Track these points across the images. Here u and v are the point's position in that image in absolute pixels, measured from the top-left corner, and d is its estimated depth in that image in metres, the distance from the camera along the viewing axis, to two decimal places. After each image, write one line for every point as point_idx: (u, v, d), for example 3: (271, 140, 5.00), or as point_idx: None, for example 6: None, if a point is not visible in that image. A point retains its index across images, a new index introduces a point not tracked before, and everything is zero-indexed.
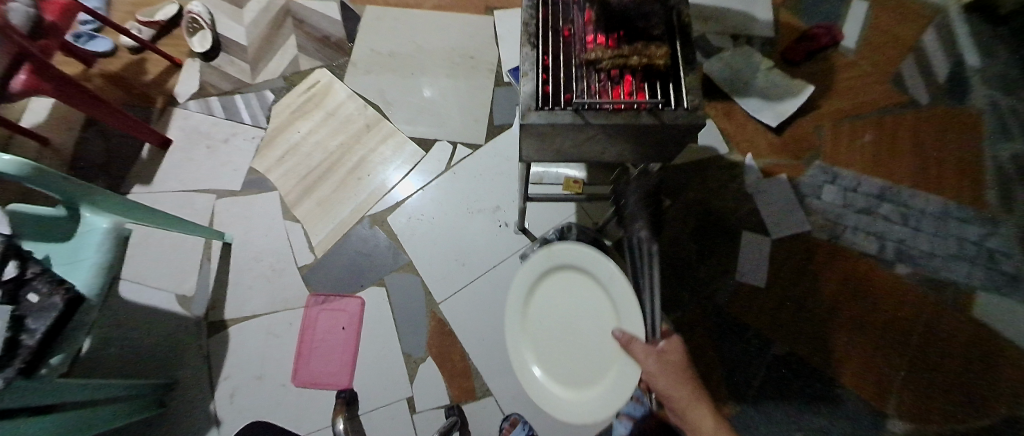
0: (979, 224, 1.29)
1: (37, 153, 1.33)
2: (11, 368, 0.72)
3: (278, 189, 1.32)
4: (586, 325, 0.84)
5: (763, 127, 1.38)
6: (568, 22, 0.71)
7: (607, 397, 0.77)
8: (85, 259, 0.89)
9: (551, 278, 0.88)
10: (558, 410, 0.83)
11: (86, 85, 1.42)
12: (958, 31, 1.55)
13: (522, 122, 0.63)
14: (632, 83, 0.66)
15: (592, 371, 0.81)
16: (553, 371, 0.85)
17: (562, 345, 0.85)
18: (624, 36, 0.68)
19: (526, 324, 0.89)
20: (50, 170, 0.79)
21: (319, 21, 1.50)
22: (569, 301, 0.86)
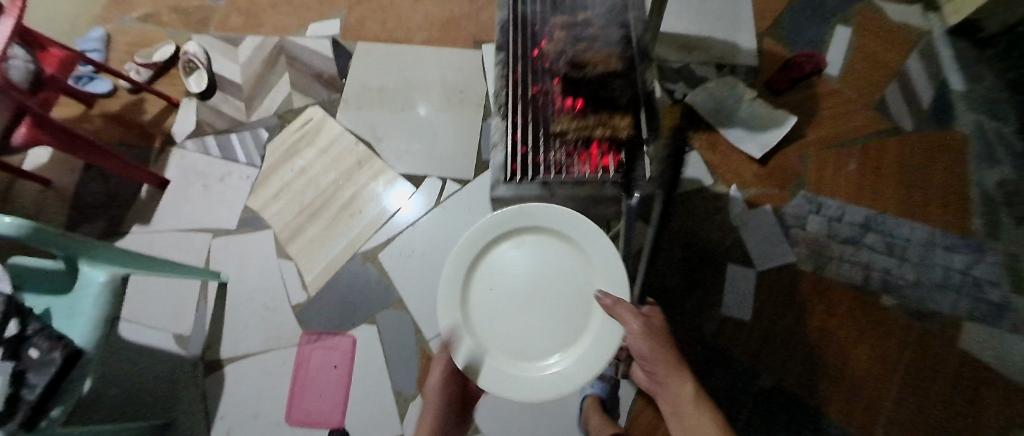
0: (965, 252, 1.29)
1: (39, 194, 1.37)
2: (12, 423, 0.78)
3: (272, 227, 1.35)
4: (555, 288, 0.76)
5: (747, 157, 1.41)
6: (539, 90, 0.85)
7: (594, 354, 0.70)
8: (83, 312, 0.90)
9: (510, 246, 0.79)
10: (531, 387, 0.70)
11: (87, 126, 1.46)
12: (942, 55, 1.56)
13: (494, 192, 0.82)
14: (598, 150, 0.80)
15: (562, 336, 0.73)
16: (516, 348, 0.74)
17: (530, 315, 0.75)
18: (589, 105, 0.82)
19: (488, 291, 0.77)
20: (50, 228, 0.82)
21: (311, 59, 1.54)
22: (533, 267, 0.78)
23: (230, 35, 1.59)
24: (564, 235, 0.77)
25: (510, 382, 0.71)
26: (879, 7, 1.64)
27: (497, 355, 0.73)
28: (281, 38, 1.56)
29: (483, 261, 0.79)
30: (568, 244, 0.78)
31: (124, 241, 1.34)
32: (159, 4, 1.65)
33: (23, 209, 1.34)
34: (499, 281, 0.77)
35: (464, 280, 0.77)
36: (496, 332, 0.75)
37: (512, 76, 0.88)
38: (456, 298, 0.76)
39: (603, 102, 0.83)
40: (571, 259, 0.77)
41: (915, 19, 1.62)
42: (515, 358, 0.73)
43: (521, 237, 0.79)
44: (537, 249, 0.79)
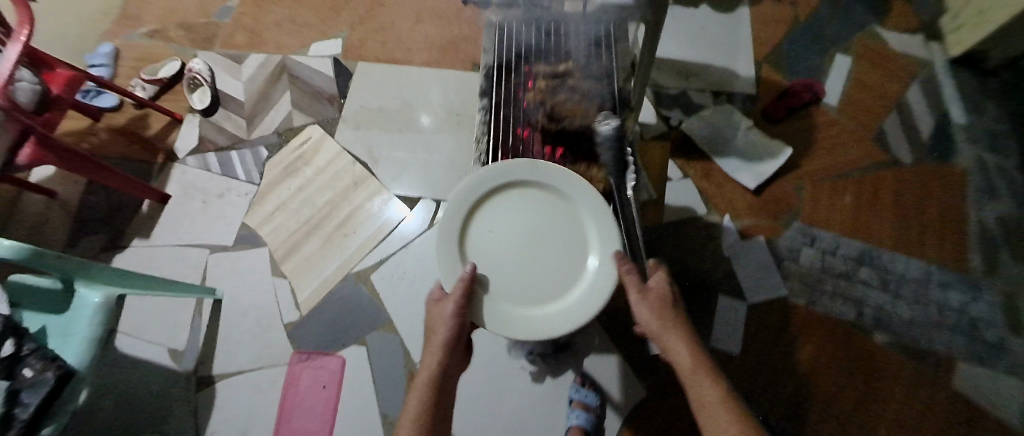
0: (961, 289, 1.27)
1: (44, 206, 1.40)
2: None
3: (267, 245, 1.38)
4: (549, 241, 0.75)
5: (741, 187, 1.40)
6: (519, 139, 0.92)
7: (589, 297, 0.70)
8: (76, 334, 0.91)
9: (513, 196, 0.77)
10: (528, 331, 0.69)
11: (93, 139, 1.50)
12: (943, 86, 1.55)
13: None
14: None
15: (551, 290, 0.72)
16: (504, 293, 0.72)
17: (525, 267, 0.73)
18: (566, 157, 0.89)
19: (485, 236, 0.75)
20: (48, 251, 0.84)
21: (312, 78, 1.56)
22: (525, 222, 0.76)
23: (235, 52, 1.63)
24: (557, 189, 0.76)
25: (505, 329, 0.69)
26: (878, 36, 1.63)
27: (491, 304, 0.71)
28: (284, 57, 1.59)
29: (475, 215, 0.76)
30: (561, 198, 0.76)
31: (124, 254, 1.37)
32: (166, 21, 1.70)
33: (27, 220, 1.37)
34: (491, 235, 0.75)
35: (457, 232, 0.74)
36: (490, 281, 0.73)
37: (495, 120, 0.95)
38: (448, 249, 0.73)
39: (582, 155, 0.89)
40: (564, 213, 0.76)
41: (916, 48, 1.61)
42: (507, 303, 0.72)
43: (514, 192, 0.77)
44: (530, 204, 0.77)
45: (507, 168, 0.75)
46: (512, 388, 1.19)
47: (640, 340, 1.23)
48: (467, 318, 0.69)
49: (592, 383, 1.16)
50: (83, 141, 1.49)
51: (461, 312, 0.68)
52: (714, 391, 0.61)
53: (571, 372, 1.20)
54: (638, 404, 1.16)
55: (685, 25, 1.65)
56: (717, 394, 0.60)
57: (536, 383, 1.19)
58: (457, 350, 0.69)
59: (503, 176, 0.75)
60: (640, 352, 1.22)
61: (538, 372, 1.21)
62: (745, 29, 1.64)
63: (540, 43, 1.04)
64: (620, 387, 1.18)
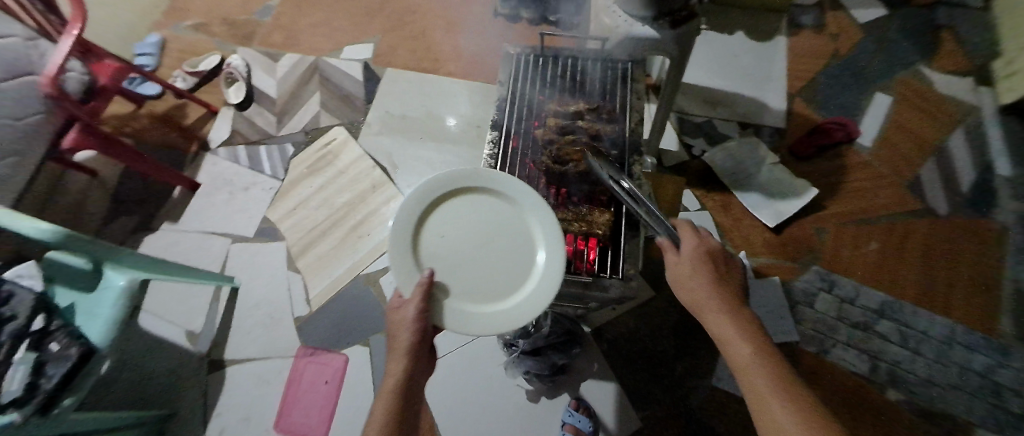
0: (987, 353, 1.20)
1: (86, 183, 1.49)
2: (29, 406, 0.81)
3: (285, 240, 1.43)
4: (499, 241, 0.72)
5: (760, 224, 1.37)
6: (523, 176, 0.92)
7: (544, 287, 0.68)
8: (101, 314, 0.91)
9: (458, 203, 0.74)
10: (491, 328, 0.66)
11: (135, 124, 1.59)
12: (990, 135, 1.47)
13: None
14: (573, 240, 0.85)
15: (507, 286, 0.70)
16: (462, 296, 0.68)
17: (479, 267, 0.70)
18: (570, 197, 0.89)
19: (434, 243, 0.71)
20: (79, 236, 0.90)
21: (342, 81, 1.62)
22: (475, 223, 0.73)
23: (272, 50, 1.70)
24: (500, 192, 0.74)
25: (470, 329, 0.65)
26: (923, 76, 1.56)
27: (450, 308, 0.66)
28: (317, 58, 1.65)
29: (424, 222, 0.72)
30: (505, 200, 0.75)
31: (153, 236, 1.44)
32: (211, 15, 1.78)
33: (69, 196, 1.46)
34: (443, 241, 0.71)
35: (409, 239, 0.69)
36: (450, 283, 0.68)
37: (502, 152, 0.94)
38: (401, 256, 0.68)
39: (585, 196, 0.89)
40: (510, 214, 0.74)
41: (963, 92, 1.53)
42: (464, 304, 0.67)
43: (460, 197, 0.74)
44: (476, 208, 0.74)
45: (451, 175, 0.73)
46: (506, 405, 1.19)
47: (639, 370, 1.21)
48: (430, 322, 0.64)
49: (586, 408, 1.15)
50: (125, 124, 1.58)
51: (421, 315, 0.62)
52: (745, 349, 0.53)
53: (567, 395, 1.19)
54: None
55: (717, 51, 1.62)
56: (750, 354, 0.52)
57: (530, 402, 1.19)
58: (423, 354, 0.61)
59: (449, 182, 0.73)
60: (638, 383, 1.20)
61: (534, 391, 1.21)
62: (779, 59, 1.59)
63: (555, 79, 1.05)
64: (615, 416, 1.16)
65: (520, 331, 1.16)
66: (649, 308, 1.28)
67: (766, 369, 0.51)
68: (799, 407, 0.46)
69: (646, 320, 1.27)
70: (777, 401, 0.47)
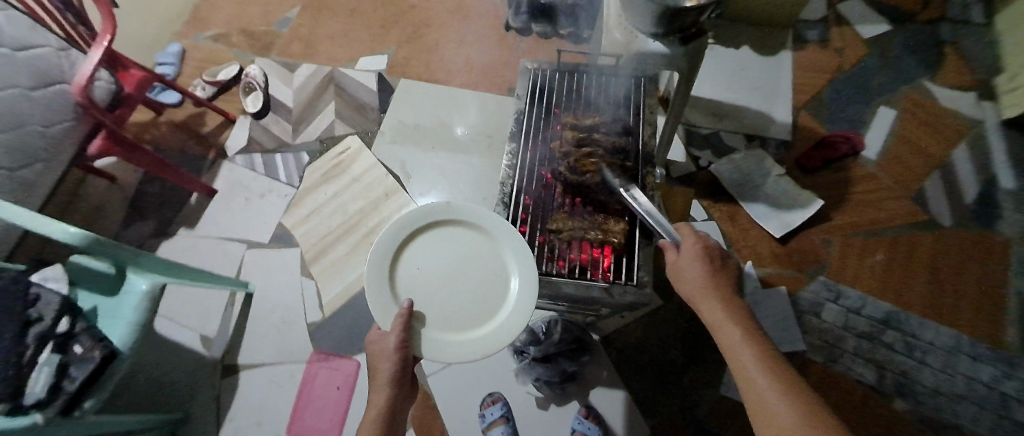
0: (993, 363, 1.21)
1: (105, 189, 1.53)
2: (51, 409, 0.80)
3: (299, 246, 1.45)
4: (475, 271, 0.75)
5: (767, 234, 1.39)
6: (541, 187, 0.95)
7: (517, 315, 0.71)
8: (123, 316, 0.91)
9: (434, 235, 0.77)
10: (465, 356, 0.68)
11: (154, 131, 1.63)
12: (994, 149, 1.49)
13: None
14: (589, 248, 0.88)
15: (482, 313, 0.72)
16: (437, 327, 0.70)
17: (454, 297, 0.73)
18: (585, 206, 0.92)
19: (411, 275, 0.73)
20: (105, 240, 0.85)
21: (357, 91, 1.66)
22: (451, 254, 0.76)
23: (290, 61, 1.76)
24: (473, 224, 0.77)
25: (444, 357, 0.67)
26: (926, 91, 1.59)
27: (426, 335, 0.69)
28: (333, 69, 1.70)
29: (403, 254, 0.75)
30: (478, 231, 0.78)
31: (170, 241, 1.47)
32: (231, 27, 1.84)
33: (89, 201, 1.50)
34: (420, 271, 0.74)
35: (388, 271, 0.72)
36: (427, 312, 0.71)
37: (520, 163, 0.98)
38: (380, 288, 0.70)
39: (600, 206, 0.91)
40: (484, 244, 0.77)
41: (966, 106, 1.56)
42: (441, 333, 0.70)
43: (436, 229, 0.77)
44: (452, 240, 0.77)
45: (428, 209, 0.76)
46: (515, 412, 1.20)
47: (647, 378, 1.22)
48: (410, 352, 0.67)
49: (596, 416, 1.16)
50: (145, 132, 1.63)
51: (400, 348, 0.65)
52: (737, 335, 0.60)
53: (576, 402, 1.20)
54: None
55: (723, 65, 1.65)
56: (740, 337, 0.59)
57: (540, 409, 1.20)
58: (401, 387, 0.66)
59: (425, 215, 0.75)
60: (646, 391, 1.21)
61: (544, 398, 1.22)
62: (785, 73, 1.63)
63: (571, 94, 1.08)
64: (624, 424, 1.17)
65: (531, 338, 1.19)
66: (657, 317, 1.30)
67: (756, 349, 0.57)
68: (783, 384, 0.52)
69: (654, 329, 1.28)
70: (765, 375, 0.54)
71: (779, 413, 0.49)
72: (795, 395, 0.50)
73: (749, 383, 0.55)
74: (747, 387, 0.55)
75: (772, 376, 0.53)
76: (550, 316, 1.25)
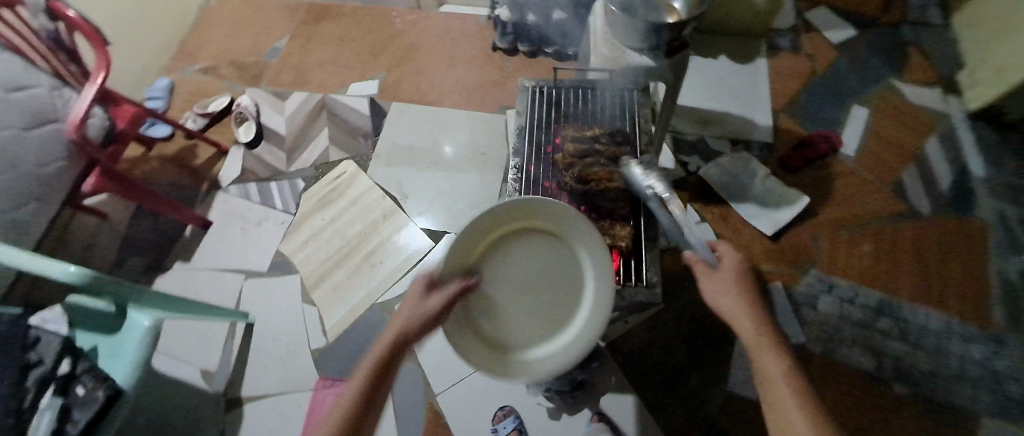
0: (984, 343, 1.26)
1: (96, 226, 1.51)
2: None
3: (299, 272, 1.45)
4: (552, 283, 0.79)
5: (759, 233, 1.44)
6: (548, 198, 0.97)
7: (580, 342, 0.73)
8: (125, 354, 0.88)
9: (519, 238, 0.79)
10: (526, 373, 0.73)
11: (145, 166, 1.62)
12: (961, 139, 1.58)
13: None
14: None
15: (548, 324, 0.78)
16: (502, 327, 0.77)
17: (526, 303, 0.78)
18: (591, 213, 0.94)
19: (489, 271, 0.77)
20: (105, 276, 0.81)
21: (349, 116, 1.69)
22: (530, 263, 0.79)
23: (281, 90, 1.78)
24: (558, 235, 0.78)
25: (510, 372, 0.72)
26: (895, 89, 1.68)
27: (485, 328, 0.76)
28: (324, 96, 1.73)
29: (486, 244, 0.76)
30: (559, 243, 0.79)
31: (165, 275, 1.45)
32: (220, 58, 1.90)
33: (79, 239, 1.48)
34: (502, 270, 0.78)
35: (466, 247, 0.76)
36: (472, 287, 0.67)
37: (524, 174, 1.00)
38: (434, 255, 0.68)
39: (605, 212, 0.94)
40: (558, 255, 0.79)
41: (933, 101, 1.65)
42: (511, 332, 0.77)
43: (530, 231, 0.79)
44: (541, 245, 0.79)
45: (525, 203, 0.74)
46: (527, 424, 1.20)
47: (656, 381, 1.24)
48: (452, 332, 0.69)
49: (608, 422, 1.16)
50: (136, 167, 1.62)
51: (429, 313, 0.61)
52: (778, 368, 0.57)
53: (587, 410, 1.20)
54: None
55: (702, 74, 1.73)
56: (780, 370, 0.57)
57: (552, 420, 1.20)
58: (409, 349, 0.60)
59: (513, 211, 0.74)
60: (655, 395, 1.22)
61: (555, 409, 1.21)
62: (762, 78, 1.71)
63: (569, 109, 1.12)
64: (637, 429, 1.17)
65: None
66: (660, 320, 1.32)
67: (793, 386, 0.54)
68: (810, 409, 0.52)
69: (658, 332, 1.31)
70: (797, 406, 0.52)
71: (799, 434, 0.49)
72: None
73: (781, 417, 0.53)
74: (779, 422, 0.53)
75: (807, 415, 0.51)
76: None
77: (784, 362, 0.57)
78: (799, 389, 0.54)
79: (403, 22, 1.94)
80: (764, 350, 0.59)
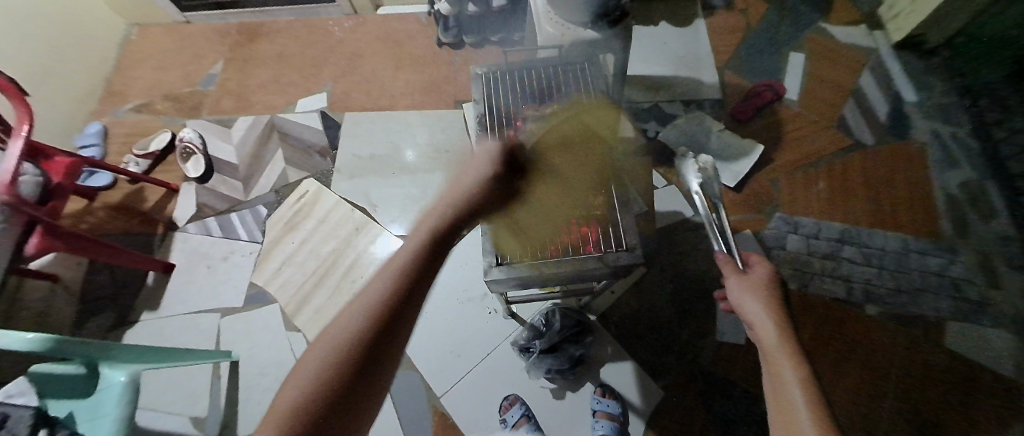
0: (938, 254, 1.36)
1: (46, 291, 1.40)
2: None
3: (277, 301, 1.40)
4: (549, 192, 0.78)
5: (722, 186, 1.51)
6: None
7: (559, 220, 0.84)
8: (105, 414, 0.80)
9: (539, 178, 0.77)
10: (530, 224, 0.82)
11: (90, 218, 1.52)
12: (892, 70, 1.68)
13: (488, 276, 0.86)
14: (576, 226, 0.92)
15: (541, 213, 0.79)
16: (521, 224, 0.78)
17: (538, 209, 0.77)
18: None
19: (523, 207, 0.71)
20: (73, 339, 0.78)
21: (301, 133, 1.64)
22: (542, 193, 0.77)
23: (225, 117, 1.70)
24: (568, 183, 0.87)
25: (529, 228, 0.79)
26: (825, 31, 1.77)
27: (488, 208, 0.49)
28: (272, 116, 1.67)
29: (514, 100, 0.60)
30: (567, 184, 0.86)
31: (134, 329, 1.37)
32: (153, 94, 1.79)
33: (30, 308, 1.37)
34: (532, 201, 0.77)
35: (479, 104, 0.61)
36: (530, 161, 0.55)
37: None
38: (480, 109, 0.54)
39: None
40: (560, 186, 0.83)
41: (861, 38, 1.75)
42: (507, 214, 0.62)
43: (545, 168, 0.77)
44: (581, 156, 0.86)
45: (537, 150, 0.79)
46: (535, 407, 1.21)
47: (651, 343, 1.27)
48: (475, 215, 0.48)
49: (612, 391, 1.19)
50: (80, 221, 1.51)
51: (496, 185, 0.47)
52: (793, 372, 0.57)
53: (590, 383, 1.23)
54: (658, 406, 1.20)
55: (646, 41, 1.77)
56: (795, 373, 0.56)
57: (556, 399, 1.23)
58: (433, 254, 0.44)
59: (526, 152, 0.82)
60: (650, 355, 1.26)
61: (558, 388, 1.24)
62: (703, 38, 1.76)
63: (525, 90, 1.13)
64: (640, 393, 1.21)
65: (534, 333, 1.23)
66: (644, 284, 1.36)
67: (804, 382, 0.54)
68: (818, 402, 0.51)
69: (644, 295, 1.34)
70: (801, 391, 0.53)
71: (798, 415, 0.50)
72: (831, 422, 0.47)
73: (785, 404, 0.53)
74: (782, 414, 0.52)
75: (809, 401, 0.51)
76: (547, 308, 1.30)
77: (800, 365, 0.57)
78: (809, 385, 0.54)
79: (341, 30, 1.88)
80: (783, 352, 0.60)
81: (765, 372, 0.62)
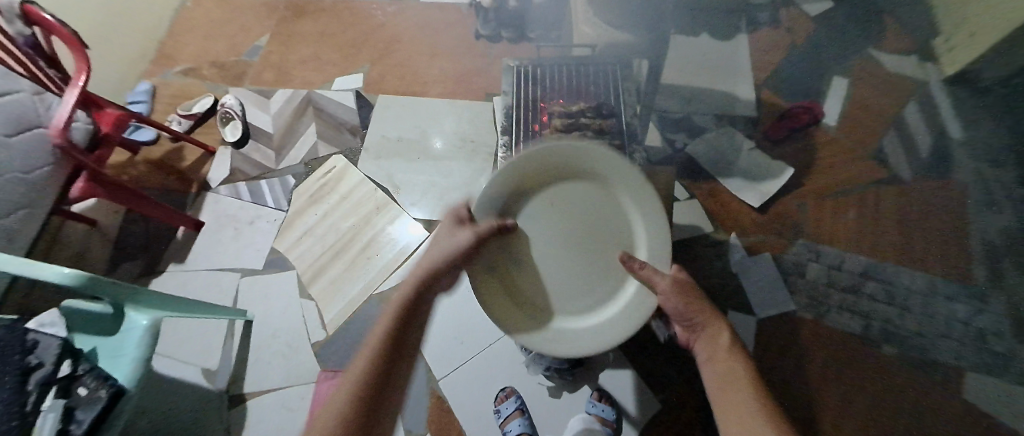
0: (967, 301, 1.31)
1: (85, 234, 1.49)
2: None
3: (295, 268, 1.45)
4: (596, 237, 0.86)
5: (746, 206, 1.47)
6: None
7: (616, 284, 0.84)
8: (126, 353, 0.84)
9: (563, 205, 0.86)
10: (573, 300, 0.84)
11: (132, 171, 1.61)
12: (940, 104, 1.61)
13: None
14: None
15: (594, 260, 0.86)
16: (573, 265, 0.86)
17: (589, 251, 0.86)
18: None
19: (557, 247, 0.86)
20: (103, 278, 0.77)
21: (335, 110, 1.69)
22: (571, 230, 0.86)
23: (265, 88, 1.77)
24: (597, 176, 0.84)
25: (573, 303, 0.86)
26: (873, 59, 1.71)
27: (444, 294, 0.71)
28: (309, 91, 1.72)
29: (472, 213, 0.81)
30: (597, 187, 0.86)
31: (161, 278, 1.45)
32: (200, 60, 1.88)
33: (71, 247, 1.47)
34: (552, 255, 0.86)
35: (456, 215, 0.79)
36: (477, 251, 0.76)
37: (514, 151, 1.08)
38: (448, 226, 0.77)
39: None
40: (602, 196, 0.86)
41: (911, 68, 1.68)
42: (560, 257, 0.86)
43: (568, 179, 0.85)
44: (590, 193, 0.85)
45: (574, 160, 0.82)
46: (529, 403, 1.23)
47: (653, 354, 1.26)
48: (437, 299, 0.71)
49: (609, 397, 1.19)
50: (123, 173, 1.61)
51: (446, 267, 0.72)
52: (741, 367, 0.64)
53: (587, 387, 1.23)
54: (652, 418, 1.19)
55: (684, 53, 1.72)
56: (743, 370, 0.64)
57: (553, 398, 1.23)
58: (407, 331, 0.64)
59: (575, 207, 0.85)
60: (651, 365, 1.25)
61: (555, 387, 1.25)
62: (743, 52, 1.72)
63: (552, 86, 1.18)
64: (637, 402, 1.21)
65: None
66: None
67: (752, 380, 0.62)
68: (760, 394, 0.60)
69: None
70: (747, 388, 0.60)
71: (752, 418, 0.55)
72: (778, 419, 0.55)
73: (733, 402, 0.59)
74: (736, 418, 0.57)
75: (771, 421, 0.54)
76: None
77: (744, 362, 0.65)
78: (754, 380, 0.62)
79: (384, 14, 1.93)
80: (727, 352, 0.67)
81: (706, 367, 0.68)
